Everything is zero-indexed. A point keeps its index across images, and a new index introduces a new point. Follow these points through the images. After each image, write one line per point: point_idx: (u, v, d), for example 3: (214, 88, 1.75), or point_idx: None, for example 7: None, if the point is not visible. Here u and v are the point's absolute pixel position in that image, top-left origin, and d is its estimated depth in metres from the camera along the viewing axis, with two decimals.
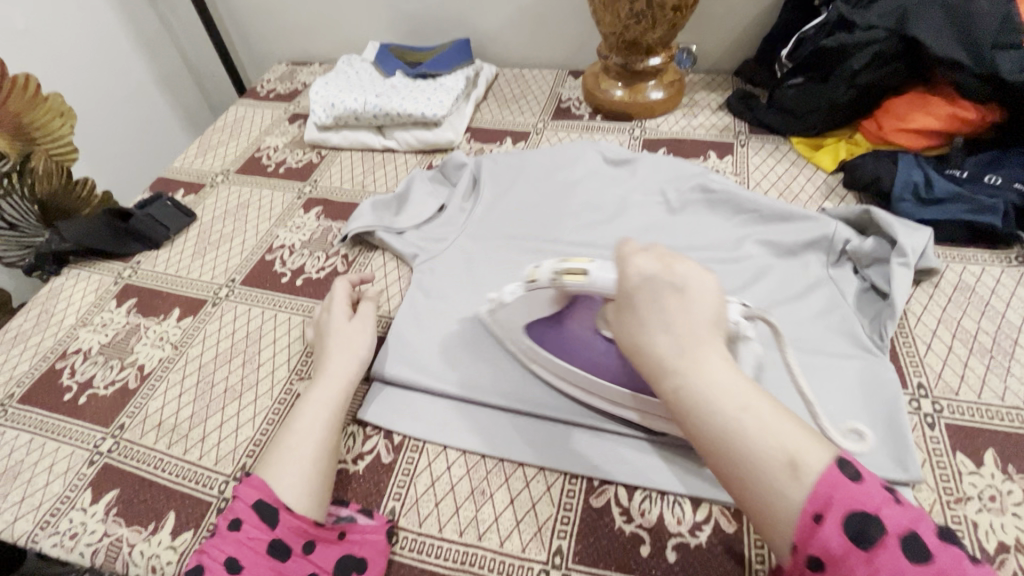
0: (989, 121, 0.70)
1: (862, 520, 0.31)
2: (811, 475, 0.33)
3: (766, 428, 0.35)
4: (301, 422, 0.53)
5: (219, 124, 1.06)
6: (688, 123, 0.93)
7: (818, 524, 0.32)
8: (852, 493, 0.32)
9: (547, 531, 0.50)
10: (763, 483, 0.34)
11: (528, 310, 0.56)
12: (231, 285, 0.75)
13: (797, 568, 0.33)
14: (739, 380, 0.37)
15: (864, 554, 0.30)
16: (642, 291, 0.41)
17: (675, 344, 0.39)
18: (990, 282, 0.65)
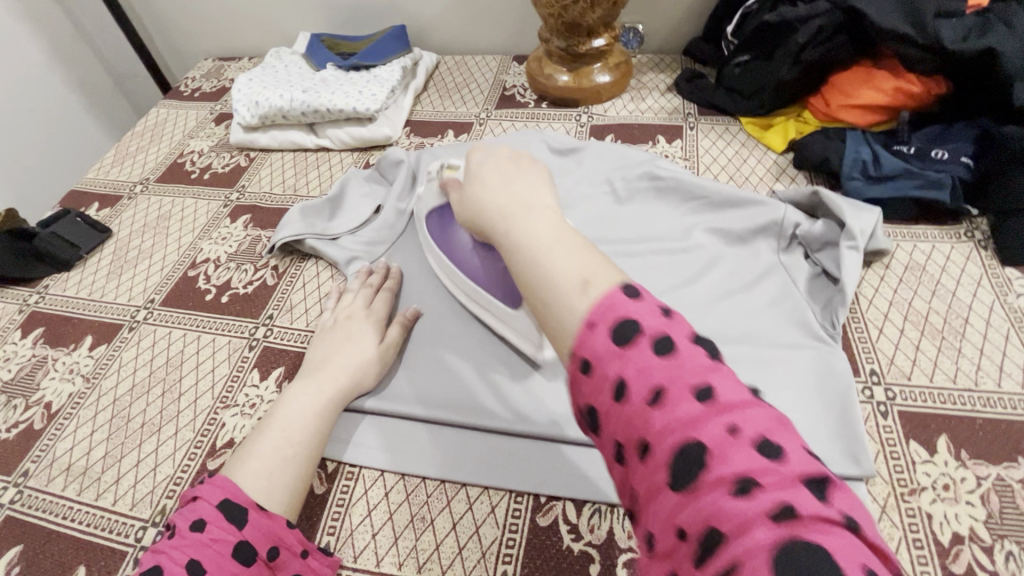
0: (935, 92, 0.68)
1: (625, 324, 0.30)
2: (598, 292, 0.32)
3: (566, 255, 0.35)
4: (285, 437, 0.49)
5: (138, 129, 0.98)
6: (636, 107, 0.89)
7: (590, 331, 0.31)
8: (622, 304, 0.31)
9: (492, 557, 0.47)
10: (557, 302, 0.33)
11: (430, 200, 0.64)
12: (150, 306, 0.69)
13: (573, 379, 0.32)
14: (557, 226, 0.38)
15: (617, 350, 0.30)
16: (484, 163, 0.46)
17: (503, 196, 0.41)
18: (941, 260, 0.64)
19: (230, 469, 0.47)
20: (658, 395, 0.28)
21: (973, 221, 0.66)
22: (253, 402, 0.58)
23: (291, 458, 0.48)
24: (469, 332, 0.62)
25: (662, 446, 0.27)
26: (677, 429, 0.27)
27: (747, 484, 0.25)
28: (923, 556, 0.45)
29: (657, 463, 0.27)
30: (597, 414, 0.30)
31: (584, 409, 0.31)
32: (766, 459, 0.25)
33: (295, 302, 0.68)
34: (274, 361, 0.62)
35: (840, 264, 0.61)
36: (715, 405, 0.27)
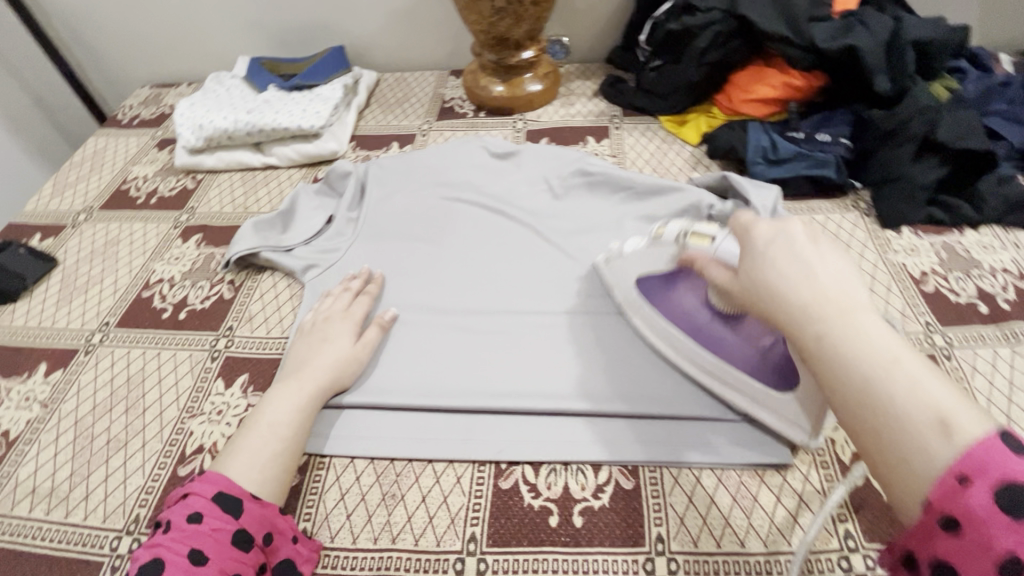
0: (816, 85, 0.79)
1: (1016, 487, 0.26)
2: (966, 436, 0.29)
3: (918, 383, 0.32)
4: (272, 431, 0.53)
5: (76, 159, 0.97)
6: (567, 112, 0.97)
7: (964, 487, 0.28)
8: (1009, 460, 0.27)
9: (460, 521, 0.51)
10: (902, 436, 0.31)
11: (644, 262, 0.62)
12: (105, 329, 0.69)
13: (926, 530, 0.30)
14: (889, 338, 0.34)
15: (1011, 524, 0.26)
16: (775, 242, 0.41)
17: (815, 290, 0.37)
18: (834, 228, 0.74)
19: (217, 467, 0.50)
20: None
21: (858, 193, 0.77)
22: (220, 409, 0.60)
23: (275, 451, 0.52)
24: (427, 327, 0.67)
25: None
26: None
27: None
28: (830, 474, 0.53)
29: None
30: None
31: (939, 564, 0.29)
32: None
33: (254, 312, 0.70)
34: (238, 369, 0.64)
35: None
36: None
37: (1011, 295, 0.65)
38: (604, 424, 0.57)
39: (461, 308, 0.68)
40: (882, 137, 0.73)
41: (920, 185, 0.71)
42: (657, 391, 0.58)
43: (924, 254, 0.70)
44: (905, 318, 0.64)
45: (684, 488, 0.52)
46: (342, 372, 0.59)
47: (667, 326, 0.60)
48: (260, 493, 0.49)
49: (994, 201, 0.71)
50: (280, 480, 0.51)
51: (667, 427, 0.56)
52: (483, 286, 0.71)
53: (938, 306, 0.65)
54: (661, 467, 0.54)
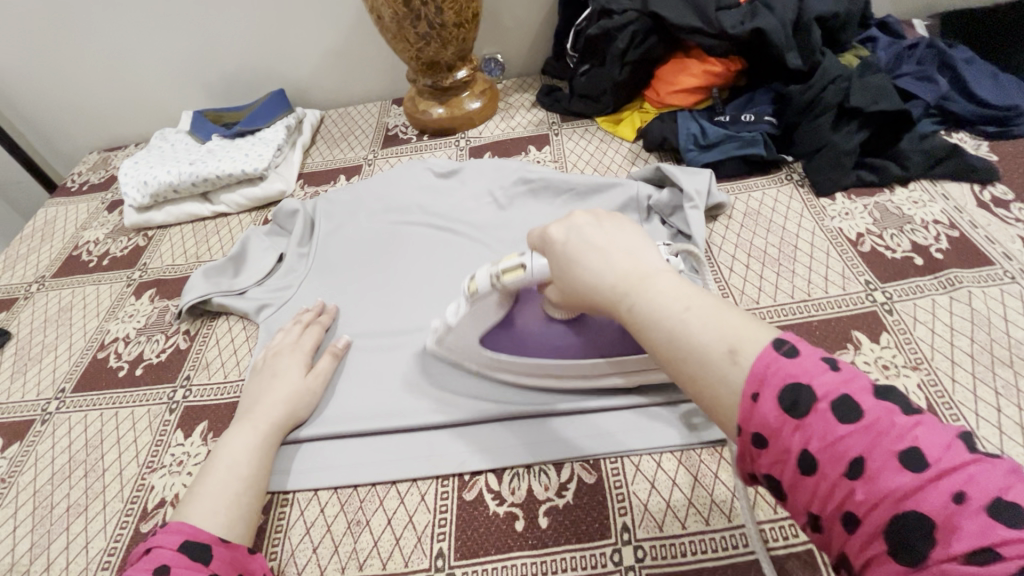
0: (735, 69, 0.82)
1: (793, 389, 0.30)
2: (750, 358, 0.33)
3: (706, 323, 0.35)
4: (231, 471, 0.52)
5: (26, 231, 0.97)
6: (507, 125, 0.99)
7: (755, 403, 0.31)
8: (781, 365, 0.31)
9: (428, 538, 0.51)
10: (708, 375, 0.34)
11: (475, 325, 0.56)
12: (61, 396, 0.69)
13: (747, 451, 0.33)
14: (678, 290, 0.38)
15: (795, 424, 0.30)
16: (572, 240, 0.45)
17: (618, 268, 0.42)
18: (770, 203, 0.76)
19: (179, 518, 0.48)
20: (857, 467, 0.28)
21: (791, 166, 0.79)
22: (180, 460, 0.60)
23: (235, 493, 0.51)
24: (382, 350, 0.67)
25: (873, 518, 0.27)
26: (889, 502, 0.27)
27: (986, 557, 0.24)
28: None
29: (869, 531, 0.28)
30: (781, 483, 0.31)
31: (764, 476, 0.32)
32: (1009, 527, 0.24)
33: (211, 358, 0.70)
34: (197, 418, 0.64)
35: (688, 222, 0.70)
36: (927, 471, 0.26)
37: (943, 245, 0.67)
38: (562, 422, 0.57)
39: (415, 327, 0.69)
40: (802, 110, 0.76)
41: (845, 151, 0.73)
42: None
43: (858, 216, 0.72)
44: (845, 280, 0.66)
45: (645, 474, 0.53)
46: (299, 405, 0.59)
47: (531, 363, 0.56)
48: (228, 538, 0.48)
49: (917, 156, 0.73)
50: (245, 521, 0.50)
51: (626, 417, 0.57)
52: (436, 303, 0.71)
53: (876, 264, 0.66)
54: (622, 457, 0.55)
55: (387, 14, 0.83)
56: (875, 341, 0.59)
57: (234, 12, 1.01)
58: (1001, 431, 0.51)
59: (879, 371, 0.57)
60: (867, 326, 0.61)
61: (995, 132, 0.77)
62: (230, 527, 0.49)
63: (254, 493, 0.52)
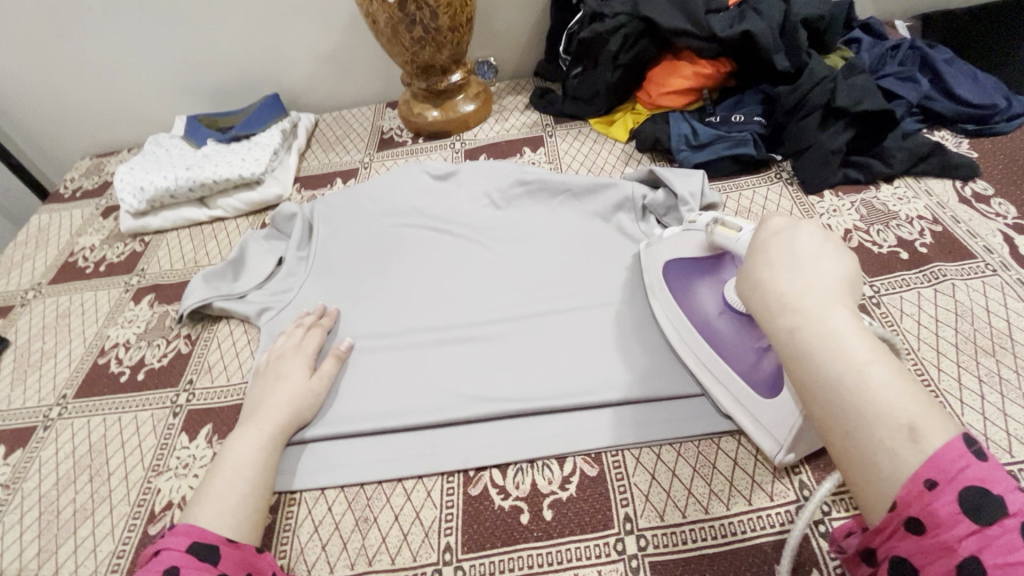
0: (724, 71, 0.84)
1: (979, 493, 0.29)
2: (934, 444, 0.31)
3: (888, 387, 0.34)
4: (237, 473, 0.53)
5: (19, 238, 0.96)
6: (502, 127, 1.00)
7: (929, 491, 0.30)
8: (970, 466, 0.30)
9: (434, 533, 0.52)
10: (871, 442, 0.33)
11: (679, 250, 0.62)
12: (62, 402, 0.69)
13: (891, 529, 0.32)
14: (867, 339, 0.36)
15: (973, 526, 0.29)
16: (784, 238, 0.44)
17: (798, 288, 0.40)
18: (761, 200, 0.78)
19: (186, 520, 0.49)
20: None
21: (780, 165, 0.81)
22: (187, 463, 0.60)
23: (244, 493, 0.52)
24: (384, 352, 0.68)
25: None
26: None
27: None
28: None
29: None
30: (925, 574, 0.30)
31: (902, 563, 0.32)
32: None
33: (213, 362, 0.70)
34: (202, 421, 0.64)
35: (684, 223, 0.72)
36: None
37: (927, 239, 0.69)
38: (564, 418, 0.59)
39: (417, 327, 0.70)
40: (791, 110, 0.78)
41: (831, 150, 0.75)
42: (612, 378, 0.60)
43: (845, 213, 0.74)
44: None
45: (646, 466, 0.54)
46: (303, 406, 0.60)
47: (680, 318, 0.60)
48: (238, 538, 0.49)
49: (901, 154, 0.76)
50: (254, 520, 0.51)
51: (625, 411, 0.58)
52: (437, 304, 0.72)
53: (863, 259, 0.69)
54: (623, 450, 0.56)
55: (382, 18, 0.84)
56: None
57: (227, 17, 1.01)
58: (985, 418, 0.53)
59: None
60: None
61: (975, 130, 0.79)
62: (240, 527, 0.50)
63: (261, 493, 0.53)
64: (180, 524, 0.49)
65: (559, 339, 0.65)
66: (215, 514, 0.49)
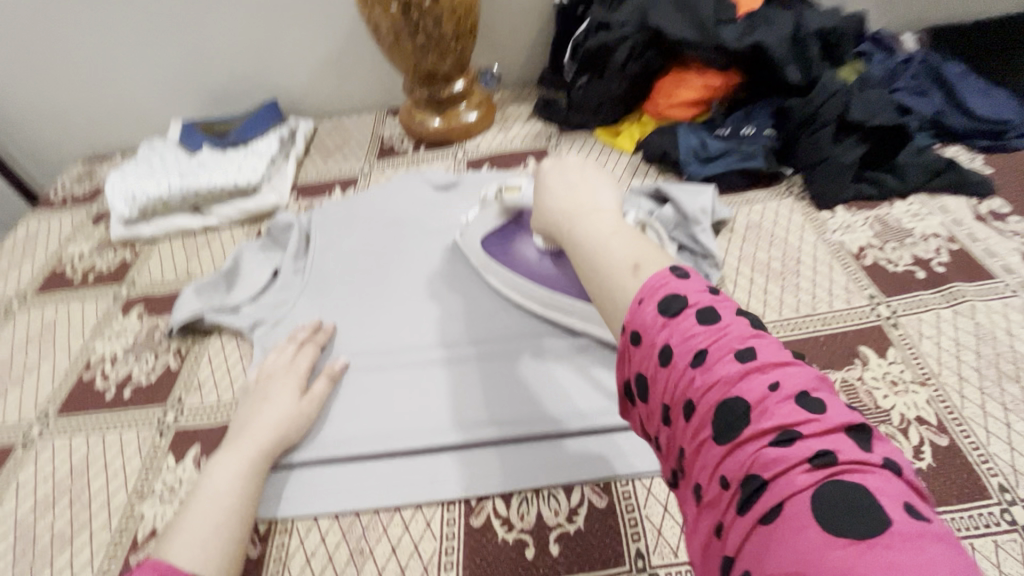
0: (734, 83, 0.83)
1: (671, 300, 0.36)
2: (648, 274, 0.39)
3: (621, 246, 0.43)
4: (214, 504, 0.50)
5: (7, 246, 0.93)
6: (504, 136, 0.98)
7: (640, 305, 0.37)
8: (669, 283, 0.37)
9: (434, 567, 0.49)
10: (610, 283, 0.41)
11: (485, 224, 0.72)
12: (44, 419, 0.66)
13: (626, 350, 0.38)
14: (614, 224, 0.45)
15: (665, 325, 0.35)
16: (554, 171, 0.53)
17: (574, 202, 0.49)
18: (772, 216, 0.76)
19: (155, 555, 0.46)
20: (699, 357, 0.33)
21: (791, 179, 0.79)
22: (172, 487, 0.57)
23: (223, 524, 0.49)
24: (381, 371, 0.65)
25: (705, 400, 0.32)
26: (719, 386, 0.32)
27: (789, 435, 0.29)
28: None
29: (702, 414, 0.32)
30: (648, 379, 0.36)
31: (637, 378, 0.37)
32: (808, 412, 0.30)
33: (203, 379, 0.67)
34: (190, 441, 0.61)
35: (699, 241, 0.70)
36: (753, 363, 0.32)
37: (944, 258, 0.67)
38: (569, 444, 0.56)
39: (415, 345, 0.67)
40: (803, 123, 0.76)
41: (844, 165, 0.73)
42: (617, 404, 0.58)
43: (859, 229, 0.72)
44: (850, 294, 0.65)
45: (658, 498, 0.51)
46: (293, 428, 0.58)
47: (510, 273, 0.69)
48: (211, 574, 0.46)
49: (915, 170, 0.74)
50: (230, 553, 0.48)
51: (635, 438, 0.55)
52: (439, 320, 0.70)
53: (879, 278, 0.66)
54: (633, 480, 0.53)
55: (384, 24, 0.82)
56: (882, 356, 0.59)
57: (226, 20, 0.99)
58: (1013, 447, 0.50)
59: (888, 388, 0.56)
60: (874, 341, 0.60)
61: (989, 146, 0.78)
62: (214, 561, 0.47)
63: (241, 524, 0.50)
64: (151, 556, 0.46)
65: (562, 359, 0.63)
66: (188, 547, 0.46)
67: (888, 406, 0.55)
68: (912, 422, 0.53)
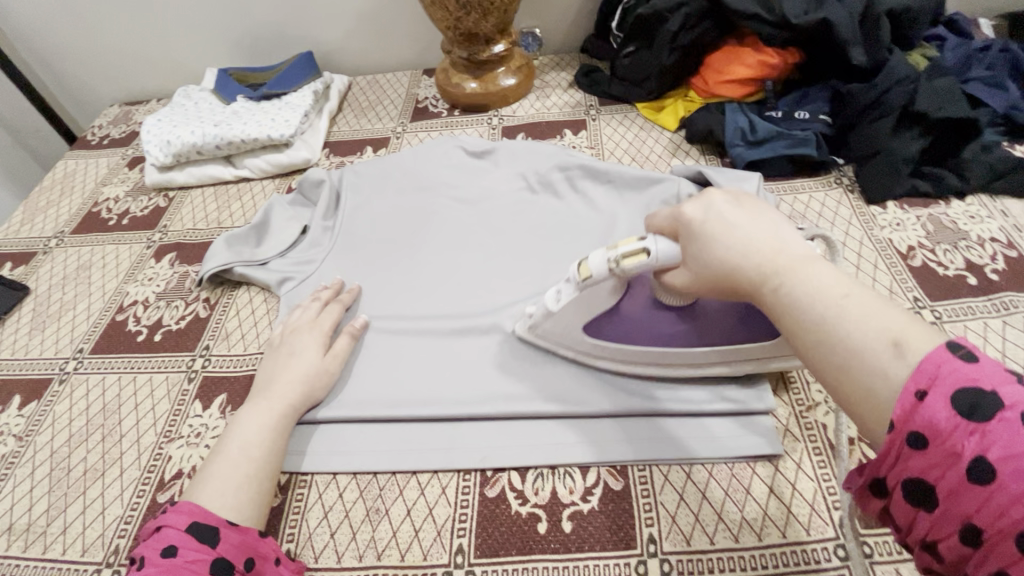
0: (792, 63, 0.78)
1: (971, 393, 0.27)
2: (917, 355, 0.30)
3: (868, 314, 0.33)
4: (243, 452, 0.51)
5: (45, 183, 0.95)
6: (542, 105, 0.95)
7: (922, 402, 0.28)
8: (958, 368, 0.28)
9: (447, 533, 0.50)
10: (865, 366, 0.32)
11: (582, 309, 0.53)
12: (79, 356, 0.68)
13: (893, 452, 0.30)
14: (834, 281, 0.36)
15: (972, 427, 0.27)
16: (705, 214, 0.43)
17: (756, 253, 0.39)
18: (817, 207, 0.72)
19: (188, 497, 0.48)
20: None
21: (841, 170, 0.75)
22: (198, 431, 0.59)
23: (251, 474, 0.50)
24: (404, 336, 0.65)
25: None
26: None
27: None
28: (823, 460, 0.51)
29: None
30: (937, 491, 0.28)
31: (912, 484, 0.29)
32: None
33: (231, 329, 0.68)
34: (216, 389, 0.62)
35: None
36: None
37: (999, 265, 0.63)
38: (588, 424, 0.56)
39: (438, 313, 0.67)
40: (862, 110, 0.72)
41: (902, 158, 0.69)
42: (649, 388, 0.57)
43: (910, 228, 0.68)
44: (893, 295, 0.62)
45: (674, 485, 0.51)
46: (315, 386, 0.58)
47: (642, 350, 0.54)
48: (241, 520, 0.47)
49: (978, 168, 0.69)
50: (260, 502, 0.49)
51: (657, 424, 0.55)
52: (465, 289, 0.69)
53: (927, 280, 0.63)
54: (650, 465, 0.53)
55: None
56: None
57: None
58: None
59: None
60: None
61: None
62: (246, 508, 0.48)
63: (270, 474, 0.51)
64: (183, 500, 0.47)
65: None
66: (219, 493, 0.48)
67: None
68: None
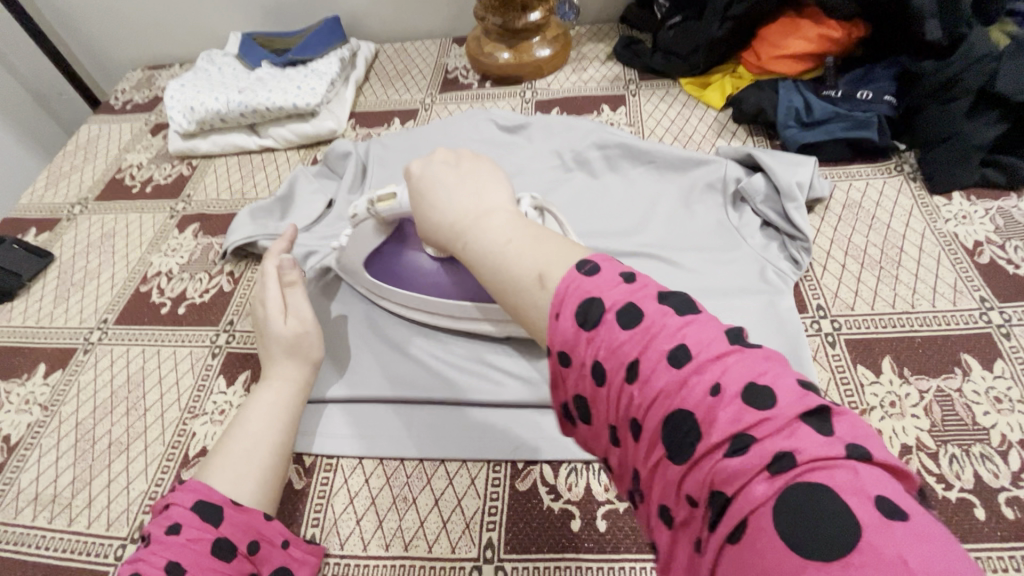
0: (856, 37, 0.73)
1: (587, 304, 0.30)
2: (556, 281, 0.32)
3: (524, 250, 0.35)
4: (257, 435, 0.49)
5: (69, 148, 0.93)
6: (578, 78, 0.90)
7: (557, 320, 0.31)
8: (581, 283, 0.31)
9: (476, 526, 0.48)
10: (520, 298, 0.34)
11: (359, 250, 0.58)
12: (103, 326, 0.67)
13: (558, 376, 0.32)
14: (512, 227, 0.38)
15: (586, 335, 0.29)
16: (424, 176, 0.44)
17: (458, 207, 0.41)
18: (875, 196, 0.67)
19: (198, 477, 0.46)
20: (633, 369, 0.28)
21: (903, 156, 0.70)
22: (222, 409, 0.58)
23: (263, 455, 0.48)
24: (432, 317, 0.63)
25: (649, 421, 0.27)
26: (664, 400, 0.26)
27: (742, 441, 0.24)
28: None
29: (649, 436, 0.27)
30: (587, 403, 0.30)
31: (574, 401, 0.31)
32: (758, 410, 0.24)
33: None
34: (240, 365, 0.61)
35: (791, 219, 0.63)
36: (691, 365, 0.26)
37: None
38: None
39: None
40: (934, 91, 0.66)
41: (974, 144, 0.64)
42: None
43: (977, 221, 0.63)
44: (957, 294, 0.58)
45: None
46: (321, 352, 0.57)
47: (410, 296, 0.59)
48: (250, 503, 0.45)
49: None
50: (270, 486, 0.47)
51: None
52: None
53: (995, 278, 0.58)
54: None
55: None
56: (988, 368, 0.52)
57: None
58: None
59: (991, 404, 0.50)
60: (981, 349, 0.54)
61: None
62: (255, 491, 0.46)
63: (281, 456, 0.49)
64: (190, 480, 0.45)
65: None
66: (230, 474, 0.46)
67: (988, 424, 0.49)
68: (1015, 445, 0.48)
